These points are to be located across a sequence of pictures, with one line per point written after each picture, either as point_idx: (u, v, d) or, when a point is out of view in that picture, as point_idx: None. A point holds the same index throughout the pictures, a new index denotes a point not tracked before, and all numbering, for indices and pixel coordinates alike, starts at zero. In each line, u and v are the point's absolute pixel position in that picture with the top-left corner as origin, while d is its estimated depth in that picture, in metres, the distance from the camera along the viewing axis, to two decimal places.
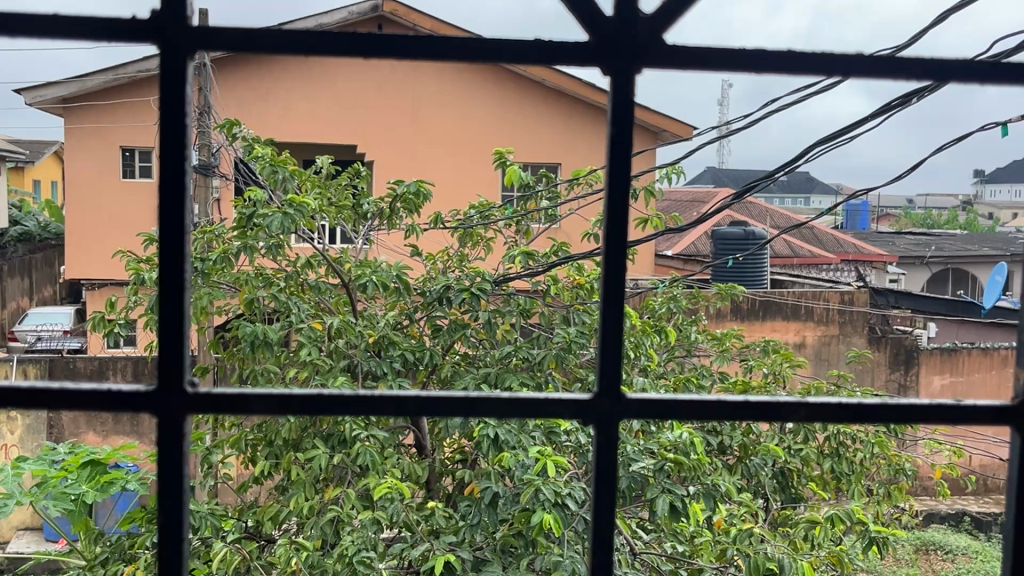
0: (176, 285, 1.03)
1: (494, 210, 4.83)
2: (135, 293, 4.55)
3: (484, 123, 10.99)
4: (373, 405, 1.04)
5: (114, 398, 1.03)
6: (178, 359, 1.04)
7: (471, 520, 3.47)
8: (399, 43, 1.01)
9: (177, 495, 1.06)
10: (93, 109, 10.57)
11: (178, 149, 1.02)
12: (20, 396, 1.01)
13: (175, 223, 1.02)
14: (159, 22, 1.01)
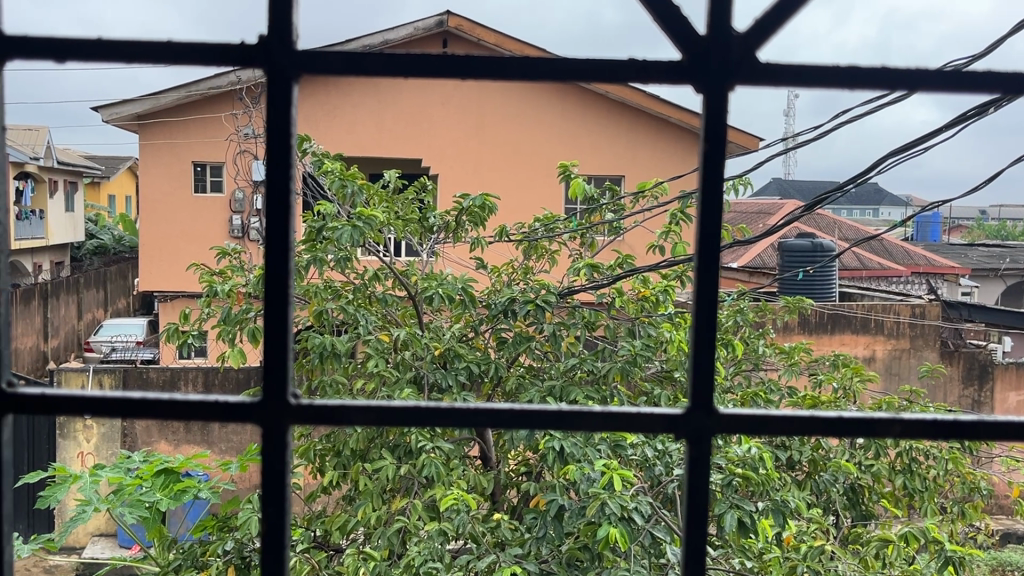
0: (280, 296, 1.06)
1: (559, 223, 4.82)
2: (208, 305, 4.63)
3: (549, 136, 10.99)
4: (470, 417, 1.06)
5: (220, 409, 1.07)
6: (282, 371, 1.07)
7: (536, 533, 3.46)
8: (496, 62, 1.03)
9: (278, 502, 1.10)
10: (166, 126, 10.84)
11: (284, 161, 1.05)
12: (132, 404, 1.06)
13: (279, 235, 1.06)
14: (265, 48, 1.04)
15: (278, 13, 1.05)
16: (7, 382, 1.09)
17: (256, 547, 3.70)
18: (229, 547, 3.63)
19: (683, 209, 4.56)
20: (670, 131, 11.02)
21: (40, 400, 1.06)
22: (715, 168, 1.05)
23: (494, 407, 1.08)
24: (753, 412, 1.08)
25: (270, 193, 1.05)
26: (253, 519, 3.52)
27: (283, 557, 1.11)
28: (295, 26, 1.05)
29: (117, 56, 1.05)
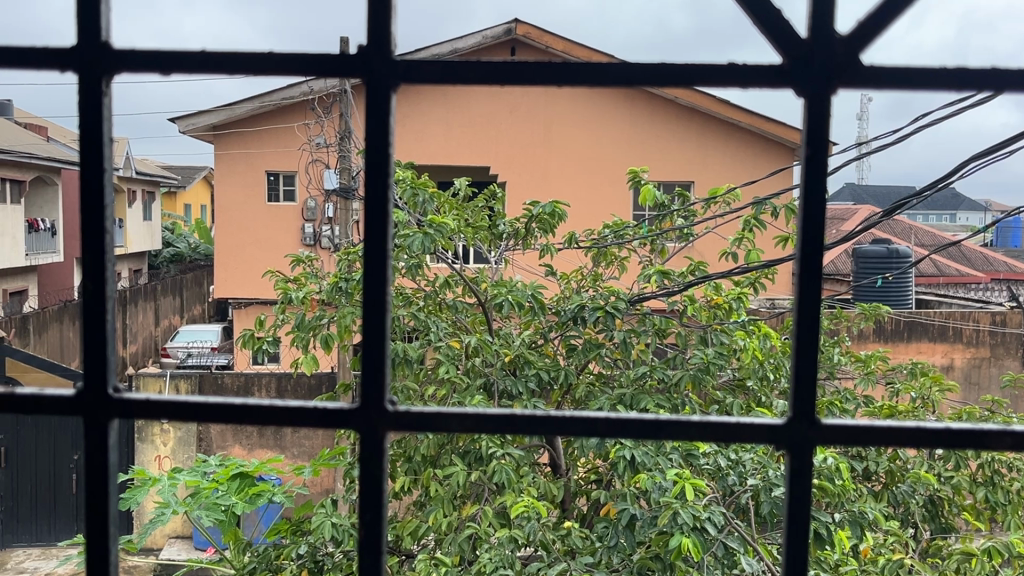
0: (378, 303, 1.07)
1: (629, 229, 4.78)
2: (283, 312, 4.69)
3: (617, 143, 10.95)
4: (567, 425, 1.06)
5: (319, 414, 1.08)
6: (379, 377, 1.08)
7: (608, 542, 3.43)
8: (595, 69, 1.02)
9: (376, 507, 1.11)
10: (240, 136, 11.05)
11: (383, 170, 1.06)
12: (236, 408, 1.08)
13: (378, 243, 1.06)
14: (365, 58, 1.06)
15: (376, 21, 1.06)
16: (114, 386, 1.13)
17: (329, 551, 3.74)
18: (303, 551, 3.68)
19: (756, 216, 4.50)
20: (741, 135, 10.89)
21: (146, 403, 1.09)
22: (818, 174, 1.03)
23: (589, 416, 1.07)
24: (857, 423, 1.05)
25: (368, 198, 1.05)
26: (327, 522, 3.58)
27: (381, 561, 1.12)
28: (393, 35, 1.06)
29: (221, 67, 1.07)
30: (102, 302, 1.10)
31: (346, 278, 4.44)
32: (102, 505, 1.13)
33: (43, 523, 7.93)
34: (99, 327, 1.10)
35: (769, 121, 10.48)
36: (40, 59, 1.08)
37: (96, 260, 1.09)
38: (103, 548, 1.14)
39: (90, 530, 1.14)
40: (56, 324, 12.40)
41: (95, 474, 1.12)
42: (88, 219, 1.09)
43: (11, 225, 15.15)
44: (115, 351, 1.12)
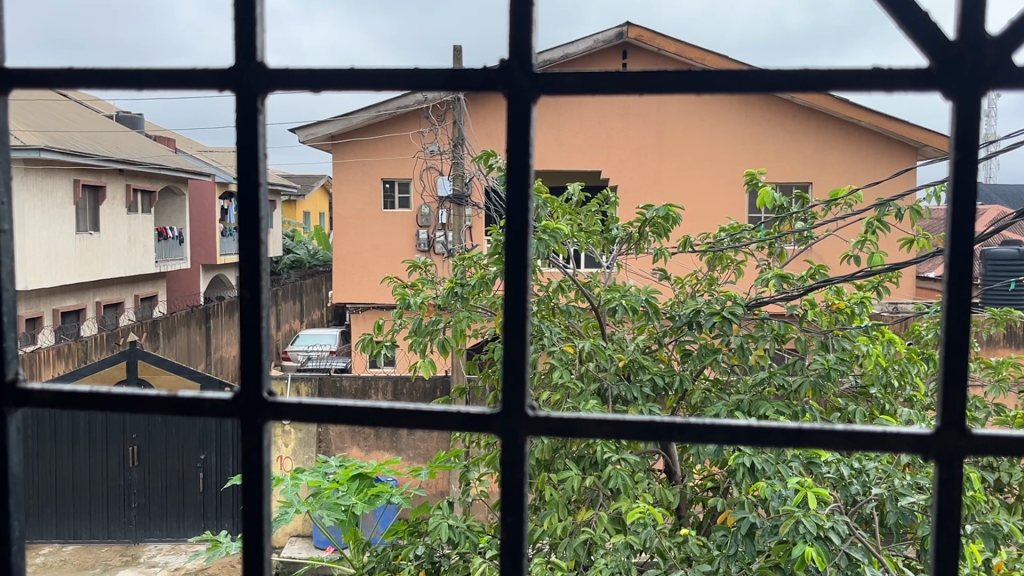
0: (519, 310, 1.05)
1: (745, 232, 4.70)
2: (400, 317, 4.79)
3: (732, 144, 10.77)
4: (707, 432, 1.01)
5: (461, 418, 1.06)
6: (519, 384, 1.06)
7: (727, 550, 3.38)
8: (735, 76, 0.99)
9: (516, 511, 1.08)
10: (357, 144, 11.29)
11: (523, 180, 1.03)
12: (379, 412, 1.07)
13: (519, 254, 1.04)
14: (507, 70, 1.04)
15: (519, 36, 1.04)
16: (269, 389, 1.12)
17: (446, 553, 3.78)
18: (420, 552, 3.73)
19: (879, 218, 4.35)
20: (861, 134, 10.54)
21: (302, 407, 1.08)
22: (969, 172, 0.98)
23: (729, 423, 1.02)
24: (1012, 436, 0.99)
25: (509, 205, 1.04)
26: (443, 524, 3.63)
27: (520, 563, 1.09)
28: (535, 49, 1.04)
29: (367, 83, 1.06)
30: (257, 310, 1.10)
31: (462, 283, 4.49)
32: (257, 510, 1.12)
33: (173, 519, 8.27)
34: (255, 336, 1.10)
35: (890, 120, 10.06)
36: (198, 79, 1.08)
37: (252, 272, 1.09)
38: (257, 554, 1.12)
39: (245, 537, 1.13)
40: (184, 329, 12.92)
41: (249, 479, 1.12)
42: (245, 232, 1.09)
43: (142, 233, 15.86)
44: (267, 357, 1.12)
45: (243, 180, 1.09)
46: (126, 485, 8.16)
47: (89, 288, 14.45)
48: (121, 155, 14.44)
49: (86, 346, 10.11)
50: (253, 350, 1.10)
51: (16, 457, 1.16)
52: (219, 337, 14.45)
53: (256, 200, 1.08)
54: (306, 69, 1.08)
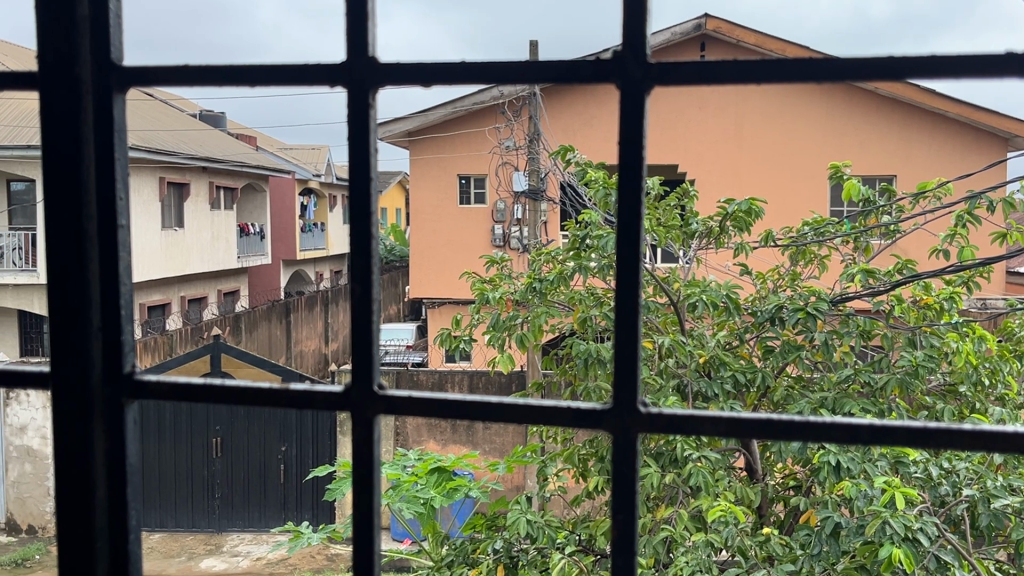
0: (631, 305, 1.01)
1: (830, 226, 4.61)
2: (479, 312, 4.82)
3: (812, 137, 10.56)
4: (827, 431, 0.95)
5: (572, 415, 1.01)
6: (631, 378, 1.02)
7: (810, 550, 3.31)
8: (855, 66, 0.93)
9: (628, 508, 1.04)
10: (433, 141, 11.34)
11: (635, 174, 0.99)
12: (488, 407, 1.04)
13: (631, 246, 1.01)
14: (620, 62, 1.00)
15: (631, 24, 1.00)
16: (379, 383, 1.10)
17: (523, 547, 3.76)
18: (499, 546, 3.72)
19: (970, 211, 4.23)
20: (947, 125, 10.21)
21: (414, 401, 1.05)
22: None
23: (852, 422, 0.96)
24: None
25: (622, 197, 1.00)
26: (522, 519, 3.62)
27: (632, 563, 1.05)
28: (649, 36, 1.00)
29: (477, 78, 1.03)
30: (367, 307, 1.08)
31: (540, 278, 4.49)
32: (367, 505, 1.10)
33: (254, 509, 8.46)
34: (366, 329, 1.08)
35: (979, 110, 9.69)
36: (309, 76, 1.07)
37: (365, 266, 1.08)
38: (367, 553, 1.10)
39: (356, 534, 1.10)
40: (265, 323, 13.18)
41: (360, 474, 1.10)
42: (357, 226, 1.07)
43: (224, 230, 16.23)
44: (377, 351, 1.10)
45: (353, 174, 1.07)
46: (210, 475, 8.40)
47: (175, 283, 14.84)
48: (204, 153, 14.75)
49: (172, 340, 10.38)
50: (363, 343, 1.08)
51: (132, 451, 1.16)
52: (299, 331, 14.70)
53: (367, 194, 1.06)
54: (416, 65, 1.06)
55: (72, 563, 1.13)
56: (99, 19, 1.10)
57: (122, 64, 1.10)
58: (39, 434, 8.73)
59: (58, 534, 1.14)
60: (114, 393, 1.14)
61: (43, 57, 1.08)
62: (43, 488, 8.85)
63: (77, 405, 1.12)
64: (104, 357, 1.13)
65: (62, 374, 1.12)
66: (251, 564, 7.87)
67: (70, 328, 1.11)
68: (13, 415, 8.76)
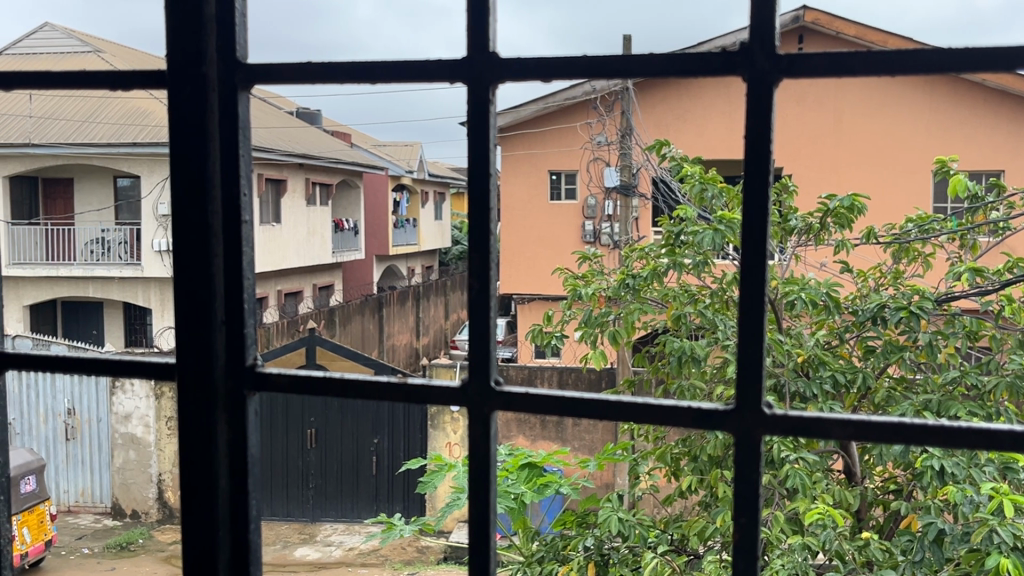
0: (757, 301, 1.00)
1: (935, 224, 4.48)
2: (570, 308, 4.81)
3: (917, 131, 10.19)
4: (967, 438, 0.91)
5: (693, 414, 1.00)
6: (755, 376, 1.00)
7: (911, 556, 3.17)
8: (996, 56, 0.91)
9: (752, 512, 1.01)
10: (525, 137, 11.33)
11: (761, 170, 0.98)
12: (605, 405, 1.03)
13: (757, 244, 0.99)
14: (748, 53, 0.99)
15: (759, 16, 0.98)
16: (496, 379, 1.10)
17: (614, 546, 3.73)
18: (589, 544, 3.70)
19: None
20: None
21: (530, 399, 1.05)
22: None
23: (991, 429, 0.92)
24: None
25: (748, 191, 0.99)
26: (613, 517, 3.58)
27: (753, 565, 1.02)
28: (778, 27, 0.98)
29: (598, 74, 1.02)
30: (486, 304, 1.08)
31: (633, 275, 4.42)
32: (483, 502, 1.10)
33: (346, 500, 8.60)
34: (484, 324, 1.09)
35: None
36: (431, 71, 1.08)
37: (483, 260, 1.08)
38: (483, 549, 1.11)
39: (472, 531, 1.11)
40: (358, 317, 13.43)
41: (477, 471, 1.10)
42: (475, 220, 1.08)
43: (320, 225, 16.56)
44: (494, 346, 1.10)
45: (472, 166, 1.08)
46: (305, 466, 8.58)
47: (271, 278, 15.20)
48: (300, 150, 15.07)
49: (268, 332, 10.65)
50: (480, 340, 1.08)
51: (253, 442, 1.19)
52: (391, 326, 14.91)
53: (486, 188, 1.07)
54: (538, 60, 1.06)
55: (195, 548, 1.18)
56: (226, 17, 1.15)
57: (245, 61, 1.14)
58: (143, 422, 9.04)
59: (182, 521, 1.18)
60: (236, 384, 1.17)
61: (173, 58, 1.14)
62: (147, 475, 9.16)
63: (200, 396, 1.16)
64: (228, 348, 1.18)
65: (186, 367, 1.16)
66: (343, 554, 8.02)
67: (195, 319, 1.16)
68: (119, 404, 9.10)
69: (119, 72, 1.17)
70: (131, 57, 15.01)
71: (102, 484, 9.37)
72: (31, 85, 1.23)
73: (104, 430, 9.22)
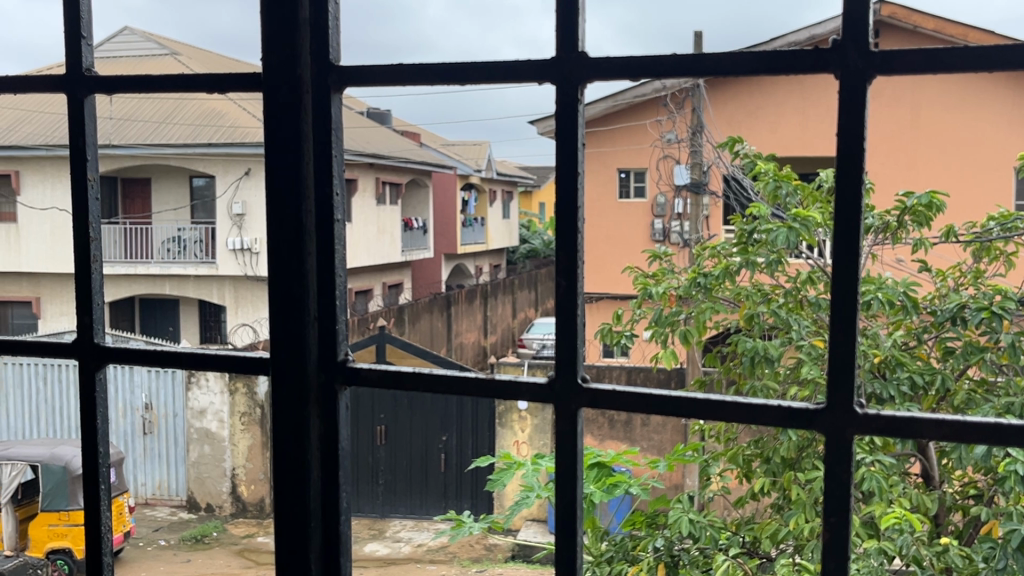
0: (849, 298, 0.99)
1: (1018, 221, 4.35)
2: (640, 308, 4.77)
3: (1002, 127, 9.58)
4: None
5: (784, 413, 1.00)
6: (847, 374, 0.99)
7: (993, 563, 3.08)
8: None
9: (843, 512, 1.00)
10: (594, 135, 11.27)
11: (854, 167, 0.97)
12: (691, 403, 1.02)
13: (850, 241, 0.99)
14: (841, 50, 0.98)
15: (851, 12, 0.97)
16: (582, 376, 1.11)
17: (685, 547, 3.69)
18: (660, 544, 3.67)
19: None
20: None
21: (617, 395, 1.06)
22: None
23: None
24: None
25: (840, 191, 0.98)
26: (684, 518, 3.55)
27: (844, 567, 1.01)
28: (871, 24, 0.97)
29: (687, 72, 1.02)
30: (573, 299, 1.09)
31: (704, 274, 4.38)
32: (571, 500, 1.11)
33: (416, 497, 8.67)
34: (571, 321, 1.10)
35: None
36: (520, 72, 1.09)
37: (571, 258, 1.09)
38: (569, 547, 1.11)
39: (558, 530, 1.12)
40: (427, 315, 13.55)
41: (563, 468, 1.11)
42: (562, 220, 1.09)
43: (390, 225, 16.73)
44: (582, 346, 1.11)
45: (560, 166, 1.09)
46: (375, 462, 8.69)
47: None
48: (371, 150, 15.24)
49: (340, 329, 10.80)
50: (567, 337, 1.10)
51: (344, 436, 1.24)
52: (460, 324, 15.00)
53: (574, 187, 1.08)
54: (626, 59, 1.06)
55: (289, 539, 1.23)
56: (320, 22, 1.20)
57: (339, 63, 1.19)
58: (217, 417, 9.24)
59: (277, 512, 1.23)
60: (329, 379, 1.22)
61: (269, 61, 1.19)
62: (221, 469, 9.35)
63: (295, 390, 1.21)
64: (321, 345, 1.22)
65: (281, 362, 1.21)
66: (412, 550, 8.09)
67: (289, 317, 1.21)
68: (195, 399, 9.32)
69: (216, 75, 1.22)
70: (208, 59, 15.29)
71: (177, 477, 9.58)
72: (131, 89, 1.27)
73: (179, 425, 9.44)
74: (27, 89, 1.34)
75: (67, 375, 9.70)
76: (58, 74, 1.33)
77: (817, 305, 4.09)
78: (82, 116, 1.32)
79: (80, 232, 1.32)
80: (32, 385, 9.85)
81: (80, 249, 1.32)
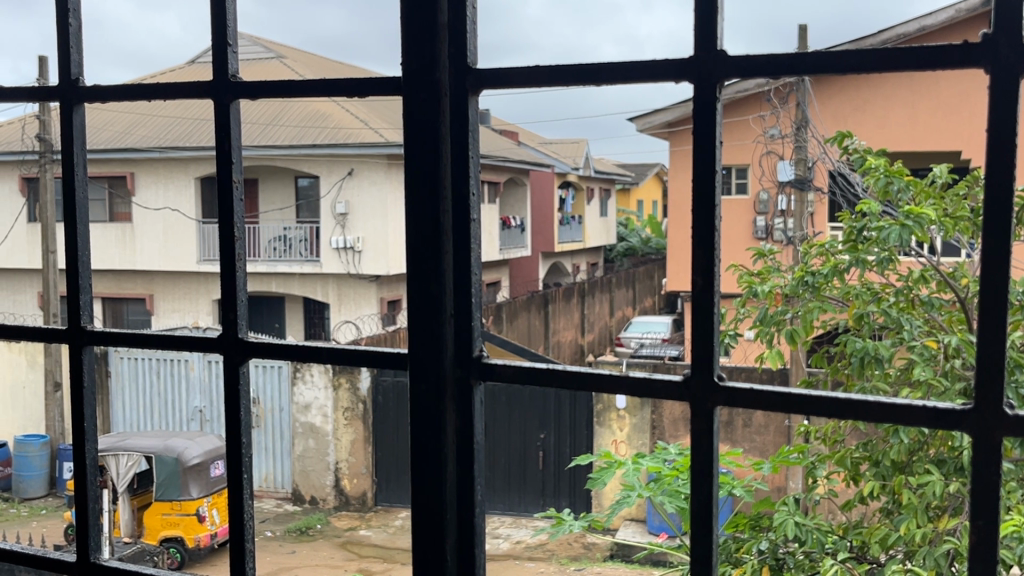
0: (1001, 296, 0.97)
1: None
2: (745, 306, 4.69)
3: None
4: None
5: (929, 414, 0.98)
6: (997, 375, 0.97)
7: None
8: None
9: (991, 514, 0.97)
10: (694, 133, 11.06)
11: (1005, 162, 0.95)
12: (832, 403, 1.01)
13: (1000, 238, 0.96)
14: (992, 44, 0.96)
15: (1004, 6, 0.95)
16: (719, 374, 1.11)
17: (790, 550, 3.62)
18: (763, 546, 3.60)
19: None
20: None
21: (755, 395, 1.05)
22: None
23: None
24: None
25: (990, 186, 0.95)
26: (790, 521, 3.50)
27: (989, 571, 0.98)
28: None
29: (831, 67, 1.00)
30: (710, 296, 1.10)
31: (812, 272, 4.29)
32: (706, 498, 1.12)
33: (515, 495, 8.71)
34: (707, 318, 1.10)
35: None
36: (657, 71, 1.10)
37: (710, 254, 1.09)
38: (705, 543, 1.12)
39: (693, 527, 1.13)
40: (525, 312, 13.62)
41: (699, 463, 1.12)
42: (702, 217, 1.09)
43: (489, 224, 16.83)
44: (719, 345, 1.11)
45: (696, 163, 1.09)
46: None
47: None
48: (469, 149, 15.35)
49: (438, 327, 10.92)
50: (703, 334, 1.10)
51: (479, 430, 1.27)
52: (557, 322, 15.00)
53: (712, 185, 1.08)
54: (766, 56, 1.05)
55: (426, 527, 1.27)
56: (457, 25, 1.22)
57: (476, 66, 1.21)
58: (321, 412, 9.46)
59: (415, 501, 1.27)
60: (465, 374, 1.25)
61: (410, 65, 1.23)
62: (325, 463, 9.57)
63: (432, 385, 1.25)
64: (457, 341, 1.25)
65: (420, 358, 1.25)
66: (511, 547, 8.12)
67: (428, 312, 1.24)
68: (300, 394, 9.56)
69: (356, 79, 1.26)
70: (312, 61, 15.62)
71: (283, 470, 9.81)
72: (272, 93, 1.32)
73: (285, 419, 9.70)
74: (175, 94, 1.40)
75: (179, 370, 10.07)
76: (205, 81, 1.38)
77: (930, 304, 3.97)
78: (227, 120, 1.37)
79: (227, 230, 1.38)
80: (147, 378, 10.25)
81: (226, 248, 1.38)
